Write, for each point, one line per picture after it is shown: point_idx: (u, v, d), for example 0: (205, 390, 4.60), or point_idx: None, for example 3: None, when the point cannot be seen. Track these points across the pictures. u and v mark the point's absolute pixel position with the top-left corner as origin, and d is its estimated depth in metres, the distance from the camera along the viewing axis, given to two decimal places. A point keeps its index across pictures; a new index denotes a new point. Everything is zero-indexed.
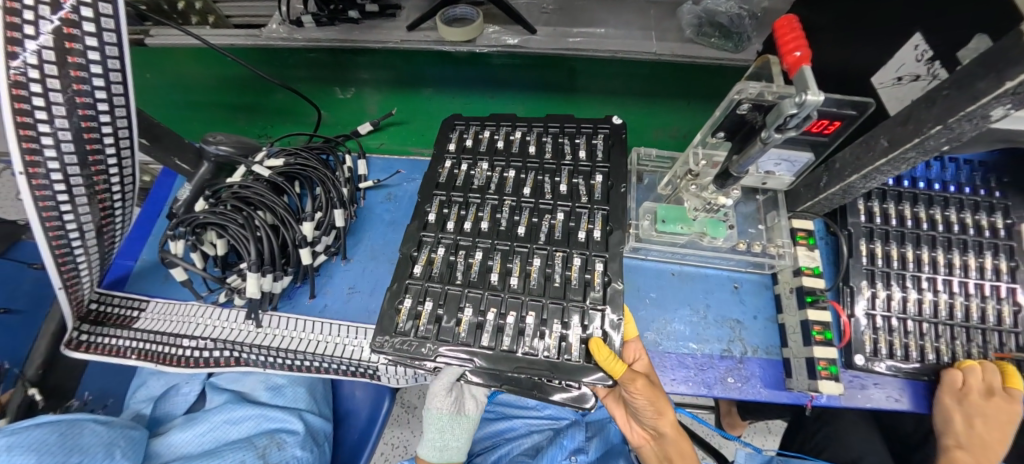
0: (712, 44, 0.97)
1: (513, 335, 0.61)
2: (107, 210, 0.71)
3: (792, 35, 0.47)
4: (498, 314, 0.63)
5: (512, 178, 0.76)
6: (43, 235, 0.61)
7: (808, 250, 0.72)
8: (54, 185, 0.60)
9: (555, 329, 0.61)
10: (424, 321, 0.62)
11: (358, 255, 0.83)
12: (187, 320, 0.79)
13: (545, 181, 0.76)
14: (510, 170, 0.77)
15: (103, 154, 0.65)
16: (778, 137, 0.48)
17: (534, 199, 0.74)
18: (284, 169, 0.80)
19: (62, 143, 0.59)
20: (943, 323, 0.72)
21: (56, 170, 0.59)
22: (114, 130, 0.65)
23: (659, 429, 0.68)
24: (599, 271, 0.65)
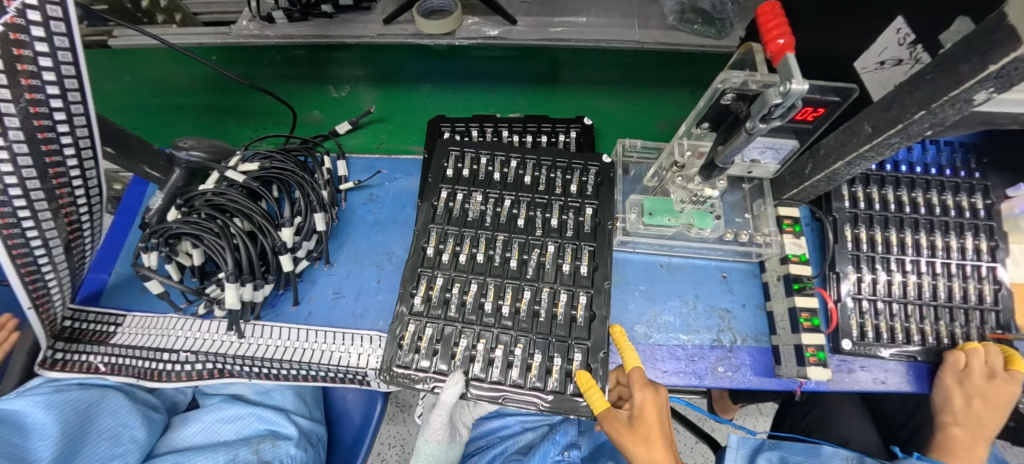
0: (695, 32, 0.97)
1: (502, 370, 0.62)
2: (74, 225, 0.67)
3: (775, 22, 0.46)
4: (487, 347, 0.64)
5: (506, 210, 0.73)
6: (5, 255, 0.58)
7: (794, 237, 0.72)
8: (13, 201, 0.57)
9: (539, 360, 0.63)
10: (426, 344, 0.63)
11: (342, 259, 0.81)
12: (166, 333, 0.77)
13: (536, 216, 0.73)
14: (505, 200, 0.74)
15: (64, 166, 0.62)
16: (763, 127, 0.47)
17: (525, 234, 0.71)
18: (259, 173, 0.77)
19: (19, 156, 0.55)
20: (927, 305, 0.73)
21: (14, 185, 0.56)
22: (74, 140, 0.61)
23: None
24: (583, 307, 0.66)
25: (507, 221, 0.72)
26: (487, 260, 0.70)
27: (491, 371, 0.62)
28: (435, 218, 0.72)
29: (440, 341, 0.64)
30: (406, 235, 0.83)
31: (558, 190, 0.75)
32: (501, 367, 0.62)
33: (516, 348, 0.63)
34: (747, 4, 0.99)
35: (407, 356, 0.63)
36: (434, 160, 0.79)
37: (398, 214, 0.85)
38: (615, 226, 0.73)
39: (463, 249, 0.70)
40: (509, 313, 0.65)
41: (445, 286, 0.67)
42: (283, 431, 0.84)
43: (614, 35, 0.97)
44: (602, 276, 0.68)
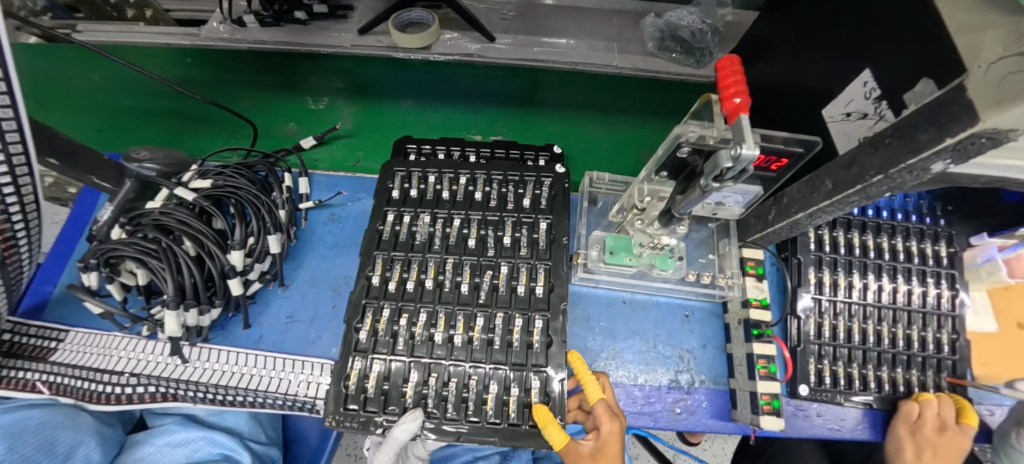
0: (674, 59, 0.95)
1: (455, 405, 0.60)
2: (8, 242, 0.64)
3: (732, 79, 0.44)
4: (440, 380, 0.62)
5: (456, 231, 0.72)
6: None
7: (757, 280, 0.71)
8: None
9: (494, 391, 0.61)
10: (371, 387, 0.61)
11: (298, 281, 0.79)
12: (110, 353, 0.74)
13: (489, 235, 0.71)
14: (454, 221, 0.72)
15: None
16: (715, 186, 0.46)
17: (477, 253, 0.70)
18: (211, 191, 0.74)
19: None
20: (885, 353, 0.73)
21: None
22: (5, 158, 0.57)
23: None
24: (540, 333, 0.64)
25: (456, 242, 0.71)
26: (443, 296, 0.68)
27: (440, 412, 0.60)
28: (381, 245, 0.70)
29: (389, 381, 0.62)
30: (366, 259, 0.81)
31: (511, 206, 0.73)
32: (453, 402, 0.60)
33: (470, 381, 0.62)
34: (729, 34, 0.98)
35: (352, 399, 0.60)
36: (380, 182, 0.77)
37: (359, 235, 0.83)
38: (576, 262, 0.72)
39: (410, 276, 0.68)
40: (458, 352, 0.63)
41: (393, 317, 0.65)
42: (234, 456, 0.80)
43: (593, 58, 0.95)
44: (559, 296, 0.66)
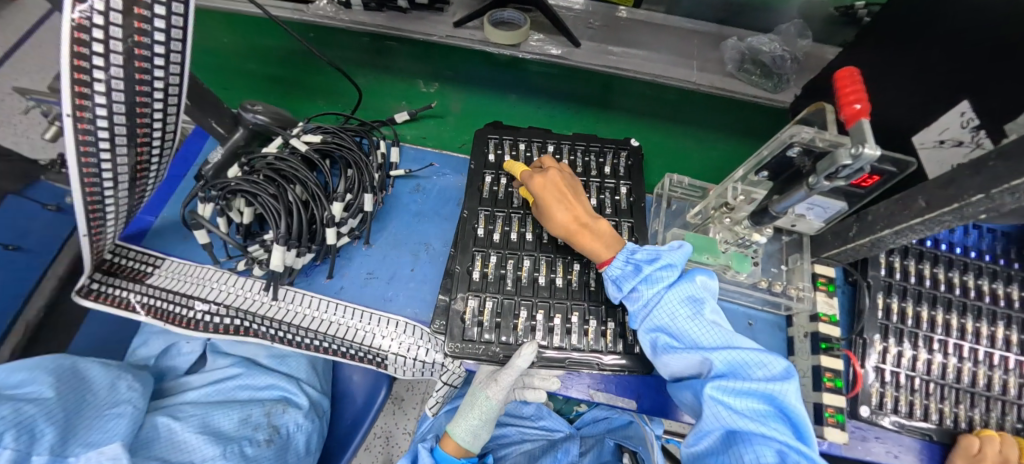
0: (752, 82, 0.98)
1: (562, 334, 0.68)
2: (143, 164, 0.71)
3: (852, 87, 0.47)
4: (546, 317, 0.69)
5: None
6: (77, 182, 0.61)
7: (828, 296, 0.73)
8: (98, 131, 0.60)
9: (593, 324, 0.69)
10: (486, 317, 0.68)
11: (380, 242, 0.83)
12: (203, 283, 0.79)
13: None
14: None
15: (151, 107, 0.65)
16: (825, 185, 0.49)
17: None
18: (320, 145, 0.81)
19: (113, 91, 0.58)
20: (950, 387, 0.73)
21: (103, 116, 0.59)
22: (165, 85, 0.65)
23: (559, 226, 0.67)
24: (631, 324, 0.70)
25: None
26: (517, 279, 0.71)
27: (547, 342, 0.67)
28: (483, 202, 0.77)
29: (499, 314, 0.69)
30: (446, 230, 0.85)
31: (595, 172, 0.81)
32: (559, 332, 0.68)
33: (572, 315, 0.70)
34: (807, 64, 1.01)
35: (469, 329, 0.67)
36: (474, 149, 0.83)
37: (440, 208, 0.88)
38: None
39: (511, 228, 0.75)
40: (559, 293, 0.71)
41: (499, 263, 0.72)
42: (294, 399, 0.85)
43: (674, 71, 0.99)
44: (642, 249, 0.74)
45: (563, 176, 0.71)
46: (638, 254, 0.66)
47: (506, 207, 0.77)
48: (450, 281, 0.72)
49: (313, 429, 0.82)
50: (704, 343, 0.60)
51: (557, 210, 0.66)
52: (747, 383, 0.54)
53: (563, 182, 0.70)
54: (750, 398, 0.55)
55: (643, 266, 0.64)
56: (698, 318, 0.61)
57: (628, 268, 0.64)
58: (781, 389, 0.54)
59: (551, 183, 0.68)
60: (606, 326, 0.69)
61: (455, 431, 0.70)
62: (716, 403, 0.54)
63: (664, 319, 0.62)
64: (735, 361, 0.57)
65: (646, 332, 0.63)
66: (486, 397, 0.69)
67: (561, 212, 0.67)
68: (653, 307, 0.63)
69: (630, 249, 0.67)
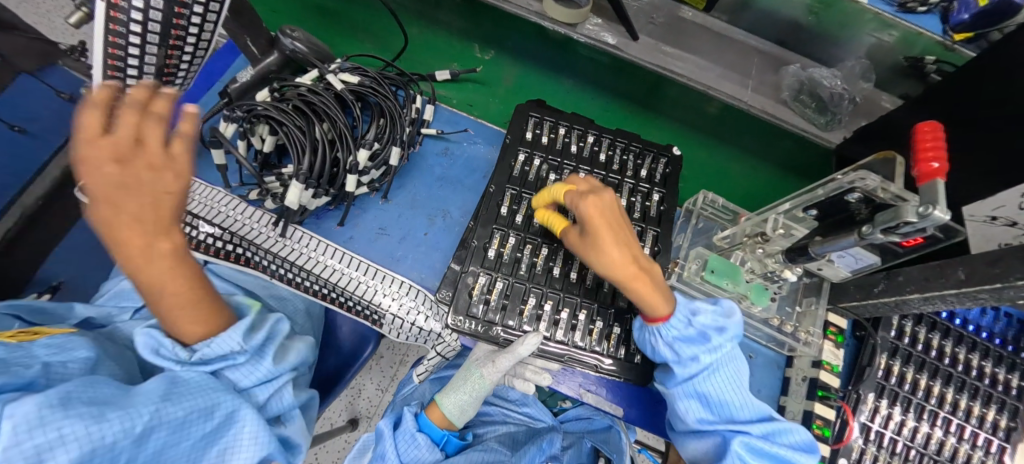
0: (805, 116, 0.94)
1: (566, 329, 0.67)
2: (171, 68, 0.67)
3: (932, 144, 0.44)
4: (554, 309, 0.68)
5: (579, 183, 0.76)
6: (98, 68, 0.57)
7: (835, 346, 0.72)
8: (131, 24, 0.56)
9: (599, 326, 0.68)
10: (494, 298, 0.67)
11: (398, 199, 0.81)
12: (211, 204, 0.76)
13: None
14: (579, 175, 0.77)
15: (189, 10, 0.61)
16: (879, 237, 0.48)
17: None
18: (356, 87, 0.79)
19: None
20: (931, 457, 0.73)
21: (139, 9, 0.55)
22: None
23: (614, 274, 0.59)
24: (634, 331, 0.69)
25: None
26: (531, 265, 0.70)
27: (550, 334, 0.66)
28: (512, 180, 0.74)
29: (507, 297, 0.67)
30: (467, 200, 0.83)
31: (630, 173, 0.78)
32: (564, 326, 0.67)
33: (580, 312, 0.68)
34: (864, 108, 0.96)
35: (475, 306, 0.66)
36: (511, 123, 0.79)
37: (465, 177, 0.85)
38: (673, 269, 0.74)
39: (536, 213, 0.73)
40: (570, 288, 0.69)
41: (517, 245, 0.70)
42: None
43: (726, 86, 0.92)
44: (662, 260, 0.72)
45: (612, 203, 0.62)
46: (700, 317, 0.62)
47: (534, 190, 0.74)
48: (463, 253, 0.69)
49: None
50: (738, 413, 0.62)
51: (617, 255, 0.59)
52: (773, 448, 0.59)
53: (620, 213, 0.63)
54: (766, 458, 0.60)
55: (709, 335, 0.62)
56: (739, 387, 0.62)
57: (689, 331, 0.62)
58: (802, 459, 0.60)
59: (608, 211, 0.61)
60: (612, 329, 0.68)
61: (444, 402, 0.69)
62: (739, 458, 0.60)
63: (711, 387, 0.62)
64: (772, 426, 0.61)
65: (683, 394, 0.63)
66: (480, 375, 0.68)
67: (613, 249, 0.59)
68: (706, 374, 0.62)
69: (692, 310, 0.63)
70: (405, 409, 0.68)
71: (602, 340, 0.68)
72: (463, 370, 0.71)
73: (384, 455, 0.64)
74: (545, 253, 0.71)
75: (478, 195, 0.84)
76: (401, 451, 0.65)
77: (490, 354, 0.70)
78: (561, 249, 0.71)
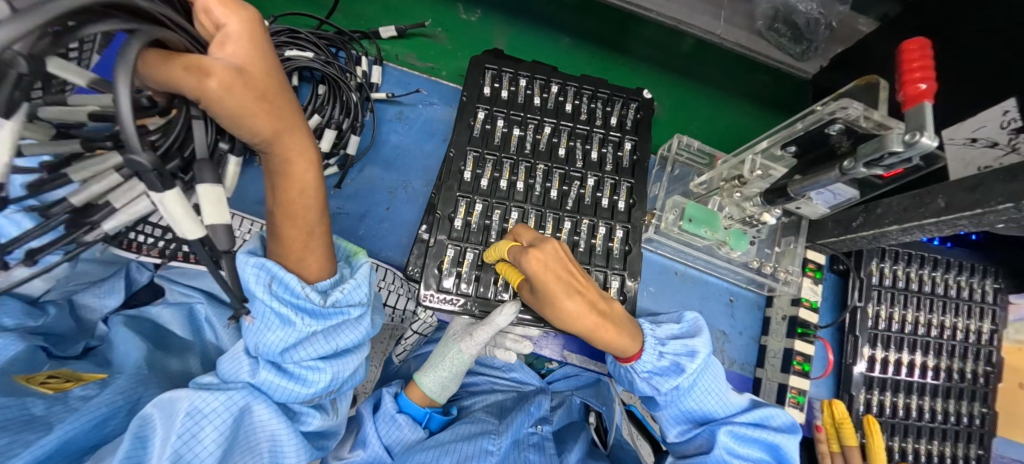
0: (779, 45, 0.90)
1: None
2: None
3: (919, 63, 0.40)
4: None
5: (546, 137, 0.71)
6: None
7: (813, 282, 0.72)
8: None
9: None
10: (466, 269, 0.63)
11: (355, 175, 0.74)
12: None
13: (576, 147, 0.71)
14: (545, 128, 0.71)
15: None
16: (862, 171, 0.45)
17: (566, 164, 0.70)
18: (291, 57, 0.70)
19: None
20: (927, 387, 0.72)
21: None
22: None
23: (572, 321, 0.54)
24: (616, 290, 0.65)
25: (547, 150, 0.70)
26: (502, 232, 0.65)
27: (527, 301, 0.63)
28: (472, 141, 0.68)
29: (480, 267, 0.64)
30: (428, 168, 0.77)
31: (600, 121, 0.73)
32: None
33: None
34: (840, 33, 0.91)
35: (445, 280, 0.62)
36: (467, 78, 0.71)
37: (424, 142, 0.79)
38: (649, 222, 0.72)
39: (502, 175, 0.67)
40: None
41: (485, 212, 0.65)
42: None
43: (699, 19, 0.83)
44: (639, 211, 0.69)
45: (563, 253, 0.54)
46: (669, 347, 0.60)
47: (499, 150, 0.68)
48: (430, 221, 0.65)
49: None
50: (719, 414, 0.61)
51: (570, 305, 0.52)
52: (756, 434, 0.59)
53: (566, 258, 0.55)
54: (751, 446, 0.59)
55: (682, 363, 0.59)
56: (723, 390, 0.61)
57: (664, 363, 0.59)
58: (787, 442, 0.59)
59: (556, 259, 0.53)
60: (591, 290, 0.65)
61: (423, 380, 0.66)
62: (726, 450, 0.58)
63: (692, 401, 0.61)
64: (762, 414, 0.60)
65: (669, 416, 0.63)
66: (459, 350, 0.65)
67: (568, 300, 0.52)
68: (684, 394, 0.61)
69: (659, 338, 0.61)
70: (382, 391, 0.66)
71: None
72: (446, 345, 0.67)
73: (365, 439, 0.62)
74: (515, 217, 0.66)
75: (440, 160, 0.78)
76: (382, 434, 0.63)
77: (468, 327, 0.67)
78: (532, 212, 0.67)
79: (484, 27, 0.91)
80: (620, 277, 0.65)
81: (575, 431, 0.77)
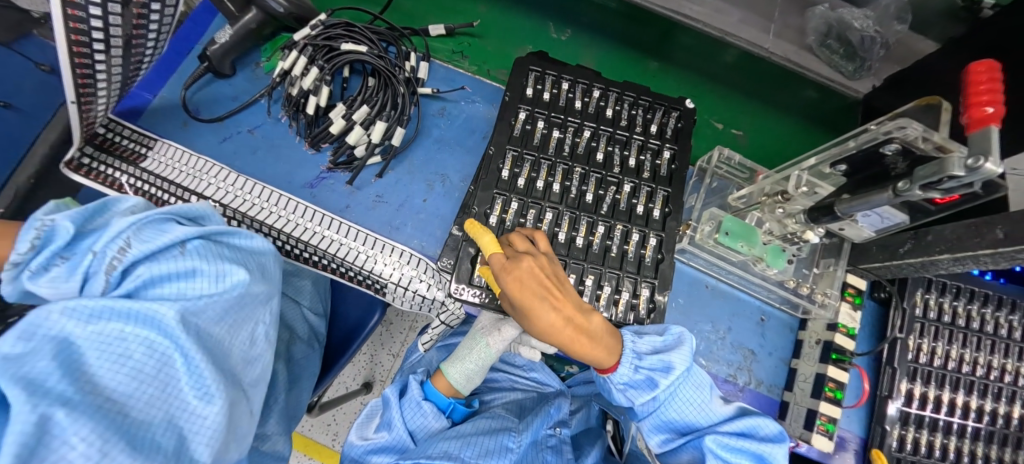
0: (831, 63, 0.87)
1: None
2: (141, 45, 0.62)
3: (987, 86, 0.39)
4: None
5: (584, 141, 0.71)
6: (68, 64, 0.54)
7: (852, 307, 0.69)
8: None
9: (607, 291, 0.65)
10: None
11: (396, 167, 0.77)
12: (200, 176, 0.71)
13: (614, 152, 0.71)
14: (584, 132, 0.72)
15: None
16: (917, 194, 0.44)
17: (603, 169, 0.70)
18: (345, 50, 0.74)
19: None
20: (968, 429, 0.69)
21: None
22: None
23: (550, 330, 0.55)
24: (646, 298, 0.65)
25: (584, 154, 0.71)
26: (535, 231, 0.66)
27: None
28: (512, 141, 0.69)
29: None
30: (466, 163, 0.79)
31: (639, 128, 0.73)
32: None
33: (587, 278, 0.65)
34: (898, 54, 0.87)
35: (477, 274, 0.63)
36: (511, 79, 0.73)
37: (464, 138, 0.81)
38: (684, 232, 0.72)
39: (539, 176, 0.68)
40: (577, 253, 0.66)
41: (519, 211, 0.66)
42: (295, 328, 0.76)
43: (748, 32, 0.81)
44: (674, 221, 0.68)
45: (540, 264, 0.55)
46: (646, 362, 0.59)
47: (537, 152, 0.69)
48: (465, 217, 0.67)
49: (313, 363, 0.78)
50: (703, 423, 0.60)
51: (545, 315, 0.54)
52: (743, 441, 0.56)
53: (546, 273, 0.56)
54: (743, 456, 0.56)
55: (656, 379, 0.58)
56: (704, 400, 0.60)
57: (637, 377, 0.59)
58: (772, 452, 0.56)
59: (533, 275, 0.54)
60: (620, 295, 0.65)
61: (449, 371, 0.67)
62: (712, 457, 0.57)
63: (673, 412, 0.60)
64: (748, 423, 0.58)
65: (650, 426, 0.63)
66: (486, 344, 0.66)
67: (546, 313, 0.54)
68: (662, 405, 0.60)
69: (637, 351, 0.59)
70: (409, 378, 0.68)
71: (610, 305, 0.64)
72: (471, 339, 0.68)
73: (391, 421, 0.65)
74: (549, 217, 0.67)
75: (477, 157, 0.80)
76: (407, 418, 0.65)
77: (495, 322, 0.68)
78: (566, 214, 0.67)
79: (575, 46, 0.96)
80: (651, 284, 0.65)
81: (591, 438, 0.77)
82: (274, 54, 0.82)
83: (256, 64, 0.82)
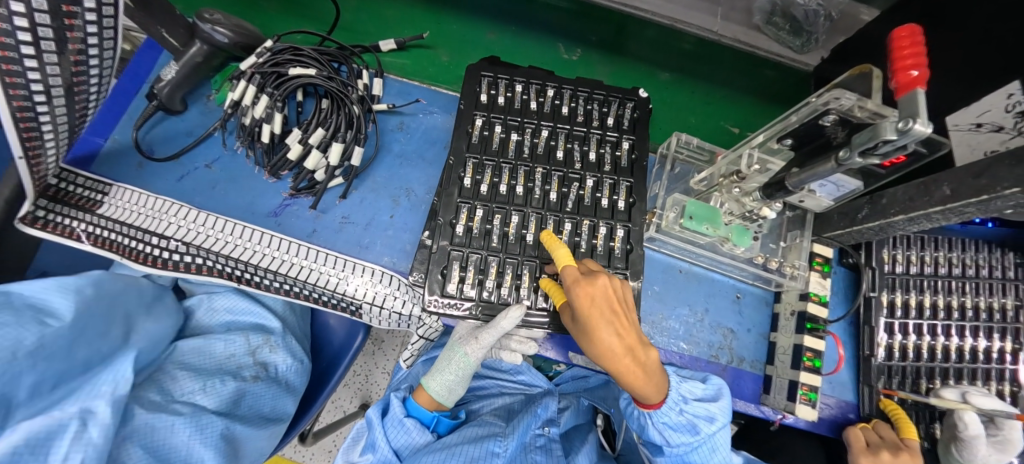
0: (779, 39, 0.89)
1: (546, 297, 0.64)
2: (83, 93, 0.60)
3: (911, 51, 0.39)
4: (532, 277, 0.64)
5: (544, 141, 0.71)
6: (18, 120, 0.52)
7: (821, 276, 0.70)
8: (21, 47, 0.48)
9: None
10: (470, 274, 0.63)
11: (359, 185, 0.76)
12: (160, 216, 0.69)
13: (574, 149, 0.72)
14: (542, 132, 0.72)
15: (82, 29, 0.54)
16: (858, 161, 0.45)
17: (564, 166, 0.70)
18: (295, 73, 0.73)
19: (36, 12, 0.48)
20: (952, 371, 0.70)
21: (24, 29, 0.48)
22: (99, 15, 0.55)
23: (607, 352, 0.54)
24: None
25: (544, 153, 0.71)
26: (503, 236, 0.66)
27: (531, 302, 0.63)
28: (472, 148, 0.69)
29: (481, 271, 0.64)
30: (430, 175, 0.79)
31: (596, 122, 0.73)
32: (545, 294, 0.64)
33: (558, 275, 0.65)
34: (842, 24, 0.89)
35: (449, 285, 0.62)
36: (465, 87, 0.73)
37: (425, 150, 0.81)
38: (650, 221, 0.73)
39: (501, 180, 0.68)
40: (546, 252, 0.65)
41: (485, 217, 0.66)
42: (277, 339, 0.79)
43: (695, 17, 0.82)
44: (639, 210, 0.69)
45: (613, 286, 0.55)
46: (691, 406, 0.62)
47: (498, 156, 0.69)
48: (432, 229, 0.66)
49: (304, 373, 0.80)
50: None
51: (611, 339, 0.53)
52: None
53: (617, 296, 0.55)
54: None
55: (699, 425, 0.63)
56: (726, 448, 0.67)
57: (682, 419, 0.63)
58: None
59: (603, 296, 0.53)
60: None
61: (430, 384, 0.67)
62: None
63: (696, 457, 0.66)
64: None
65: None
66: (464, 354, 0.66)
67: (610, 338, 0.53)
68: (691, 449, 0.65)
69: (684, 395, 0.63)
70: (391, 396, 0.68)
71: None
72: (450, 351, 0.68)
73: (375, 443, 0.64)
74: (515, 220, 0.67)
75: (440, 167, 0.80)
76: (392, 438, 0.65)
77: (473, 331, 0.67)
78: (532, 214, 0.67)
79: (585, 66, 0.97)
80: (624, 275, 0.65)
81: (581, 434, 0.78)
82: (224, 84, 0.81)
83: (207, 97, 0.82)
